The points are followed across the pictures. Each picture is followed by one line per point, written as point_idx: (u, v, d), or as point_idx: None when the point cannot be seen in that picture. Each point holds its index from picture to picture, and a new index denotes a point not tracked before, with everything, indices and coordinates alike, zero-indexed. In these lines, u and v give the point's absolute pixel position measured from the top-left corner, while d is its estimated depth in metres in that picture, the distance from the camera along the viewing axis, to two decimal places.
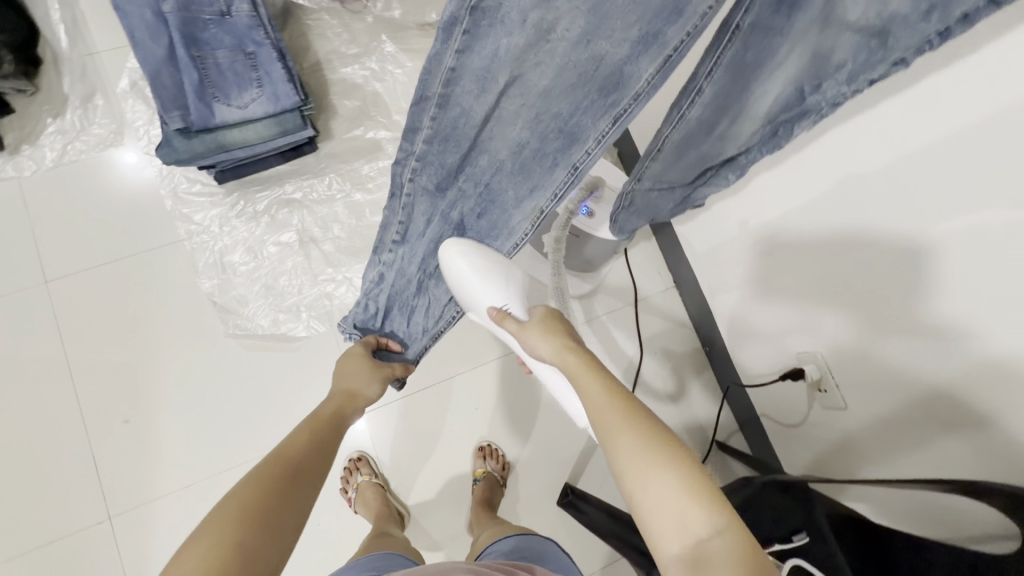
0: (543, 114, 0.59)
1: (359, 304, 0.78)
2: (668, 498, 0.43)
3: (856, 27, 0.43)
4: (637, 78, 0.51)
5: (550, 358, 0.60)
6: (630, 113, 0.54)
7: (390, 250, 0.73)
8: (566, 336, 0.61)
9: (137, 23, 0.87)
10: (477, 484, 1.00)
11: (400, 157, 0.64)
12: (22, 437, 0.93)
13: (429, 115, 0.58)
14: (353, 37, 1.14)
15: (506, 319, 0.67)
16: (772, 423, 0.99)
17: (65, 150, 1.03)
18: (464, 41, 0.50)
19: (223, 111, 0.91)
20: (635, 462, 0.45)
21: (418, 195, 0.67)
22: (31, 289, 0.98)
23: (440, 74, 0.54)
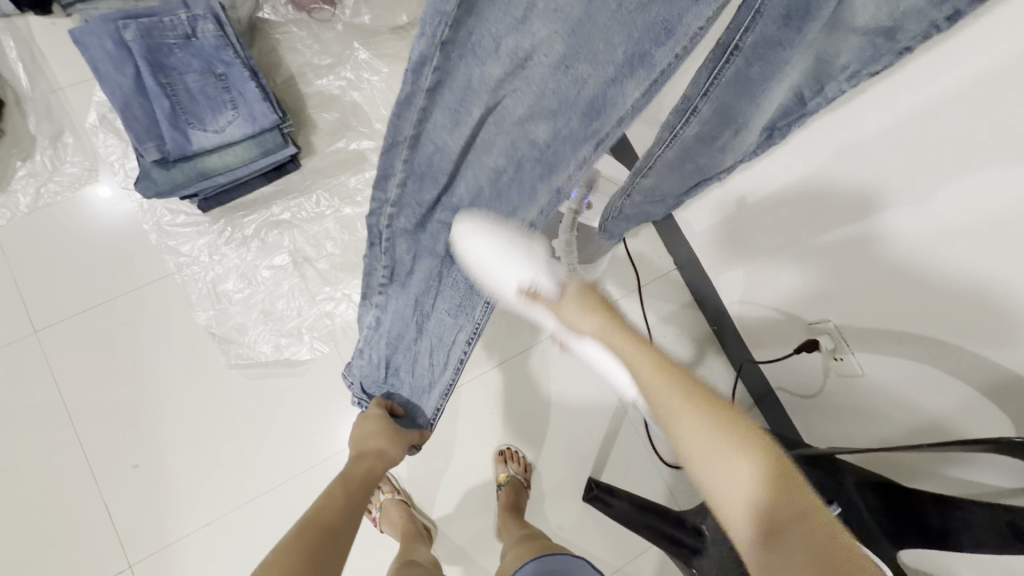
0: (519, 141, 0.55)
1: (364, 359, 0.76)
2: (738, 477, 0.44)
3: (865, 30, 0.43)
4: (619, 104, 0.50)
5: (595, 335, 0.60)
6: (612, 138, 0.53)
7: (379, 294, 0.68)
8: (607, 312, 0.60)
9: (99, 54, 0.83)
10: (502, 490, 0.99)
11: (373, 207, 0.57)
12: (30, 492, 0.90)
13: (401, 158, 0.52)
14: (324, 48, 1.12)
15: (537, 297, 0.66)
16: (790, 396, 0.98)
17: (39, 193, 0.99)
18: (435, 79, 0.45)
19: (199, 137, 0.88)
20: (701, 448, 0.46)
21: (400, 238, 0.61)
22: (20, 341, 0.94)
23: (418, 102, 0.46)
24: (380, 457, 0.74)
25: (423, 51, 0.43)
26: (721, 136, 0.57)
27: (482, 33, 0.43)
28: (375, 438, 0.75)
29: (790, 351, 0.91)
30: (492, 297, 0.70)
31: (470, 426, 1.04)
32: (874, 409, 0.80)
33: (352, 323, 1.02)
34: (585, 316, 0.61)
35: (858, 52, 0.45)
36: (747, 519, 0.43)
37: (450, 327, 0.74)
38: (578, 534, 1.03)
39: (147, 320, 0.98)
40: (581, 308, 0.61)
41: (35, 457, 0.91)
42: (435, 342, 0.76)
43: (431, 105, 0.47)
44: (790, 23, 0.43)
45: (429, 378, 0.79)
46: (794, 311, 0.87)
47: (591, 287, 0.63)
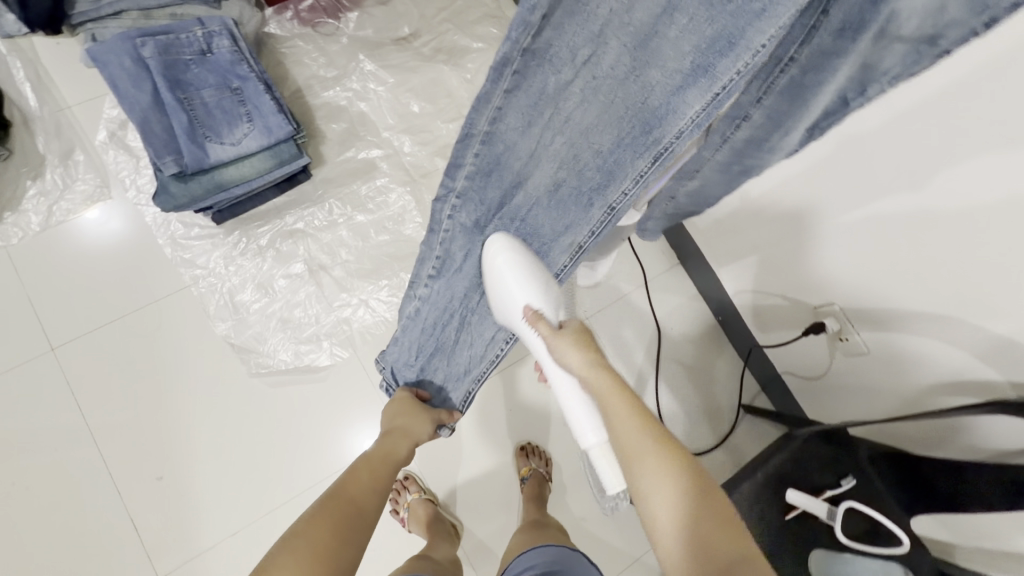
0: (583, 150, 0.57)
1: (402, 346, 0.78)
2: (691, 530, 0.48)
3: (909, 39, 0.40)
4: (681, 116, 0.50)
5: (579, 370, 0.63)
6: (670, 152, 0.54)
7: (425, 285, 0.69)
8: (597, 350, 0.64)
9: (118, 72, 0.85)
10: (525, 482, 1.01)
11: (440, 192, 0.60)
12: (52, 511, 0.89)
13: (472, 151, 0.56)
14: (330, 60, 1.14)
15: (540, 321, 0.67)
16: (796, 378, 1.03)
17: (50, 212, 0.99)
18: (513, 81, 0.50)
19: (217, 150, 0.89)
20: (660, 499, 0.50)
21: (457, 232, 0.64)
22: (38, 359, 0.94)
23: (495, 101, 0.51)
24: (405, 435, 0.76)
25: (505, 53, 0.47)
26: (770, 138, 0.53)
27: (561, 44, 0.48)
28: (400, 418, 0.76)
29: (798, 334, 0.95)
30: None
31: (489, 425, 1.06)
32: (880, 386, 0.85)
33: (370, 328, 1.04)
34: (579, 340, 0.65)
35: (901, 58, 0.42)
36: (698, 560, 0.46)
37: (491, 324, 0.76)
38: (598, 526, 1.05)
39: (165, 334, 0.99)
40: (579, 348, 0.64)
41: (56, 477, 0.90)
42: (474, 338, 0.77)
43: (504, 108, 0.52)
44: (845, 33, 0.42)
45: (462, 369, 0.81)
46: (800, 295, 0.91)
47: (588, 327, 0.67)
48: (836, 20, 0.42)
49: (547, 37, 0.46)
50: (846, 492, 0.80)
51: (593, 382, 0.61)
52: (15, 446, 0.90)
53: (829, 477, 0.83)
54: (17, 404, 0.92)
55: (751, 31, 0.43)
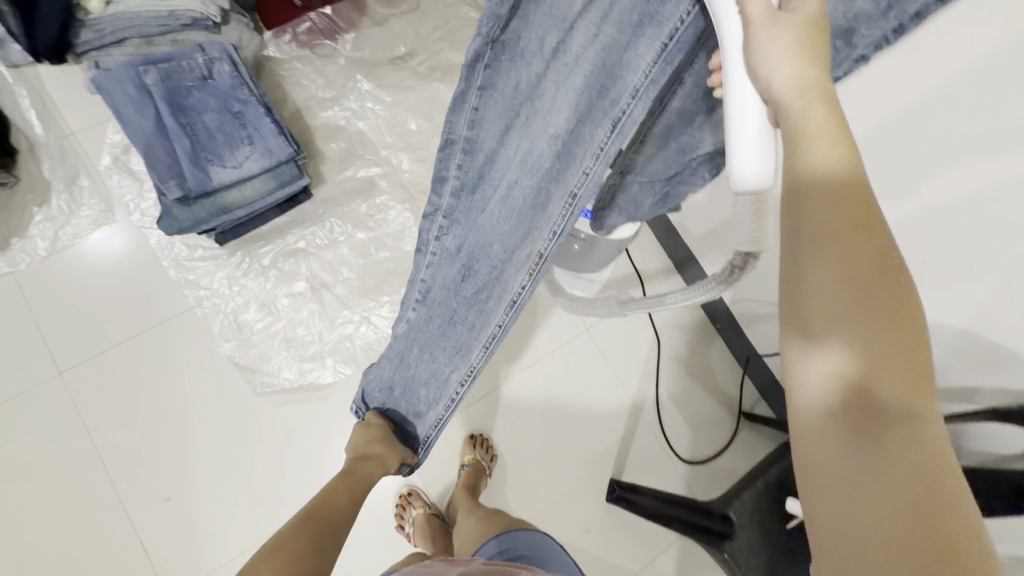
0: (539, 137, 0.47)
1: (377, 372, 0.75)
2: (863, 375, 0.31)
3: (822, 29, 0.40)
4: (634, 70, 0.41)
5: (779, 81, 0.36)
6: (632, 116, 0.43)
7: (412, 310, 0.64)
8: (817, 66, 0.36)
9: (121, 99, 0.86)
10: (465, 470, 1.01)
11: (428, 213, 0.54)
12: (62, 534, 0.90)
13: (455, 165, 0.49)
14: (327, 81, 1.16)
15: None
16: None
17: (56, 237, 1.01)
18: (486, 77, 0.42)
19: (219, 173, 0.91)
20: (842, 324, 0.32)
21: (443, 259, 0.57)
22: (45, 383, 0.95)
23: (472, 100, 0.44)
24: (377, 462, 0.78)
25: (475, 49, 0.40)
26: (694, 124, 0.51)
27: (530, 34, 0.41)
28: (374, 444, 0.78)
29: None
30: (488, 337, 0.66)
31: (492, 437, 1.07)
32: None
33: (373, 344, 1.05)
34: (802, 39, 0.35)
35: (824, 57, 0.42)
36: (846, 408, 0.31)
37: (445, 365, 0.71)
38: (603, 537, 1.05)
39: (171, 355, 1.00)
40: (798, 44, 0.35)
41: (65, 499, 0.91)
42: (429, 377, 0.73)
43: (482, 108, 0.44)
44: None
45: (421, 407, 0.79)
46: None
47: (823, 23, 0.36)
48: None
49: (516, 30, 0.40)
50: None
51: (786, 103, 0.36)
52: (24, 469, 0.91)
53: None
54: (26, 427, 0.93)
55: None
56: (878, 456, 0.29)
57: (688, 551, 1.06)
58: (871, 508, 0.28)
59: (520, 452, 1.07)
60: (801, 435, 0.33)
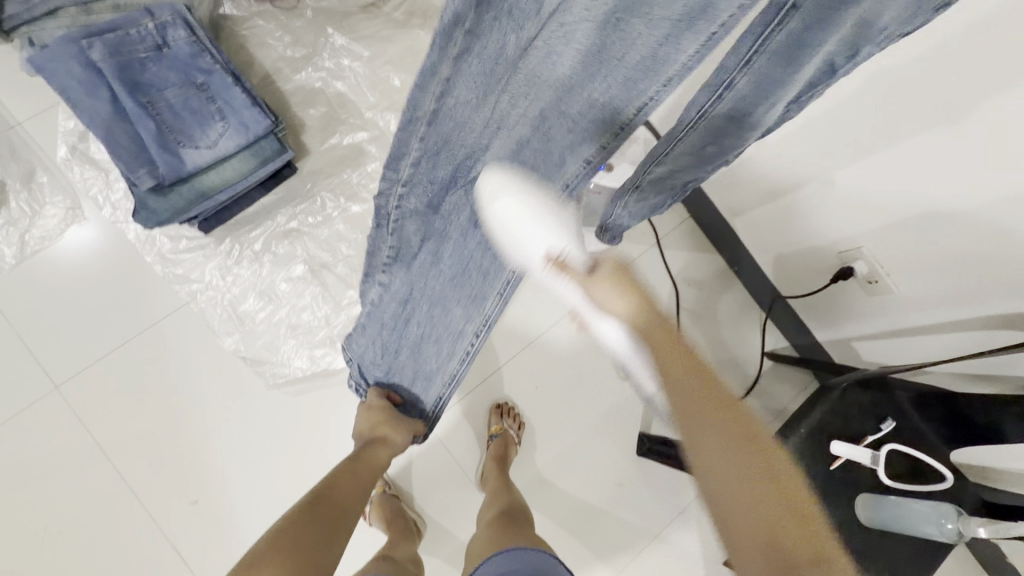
0: (545, 115, 0.53)
1: (366, 334, 0.72)
2: (755, 515, 0.47)
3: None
4: (667, 63, 0.48)
5: (624, 317, 0.56)
6: (653, 102, 0.52)
7: (383, 271, 0.64)
8: (639, 292, 0.56)
9: (67, 81, 0.76)
10: (494, 441, 0.98)
11: (383, 186, 0.53)
12: (89, 549, 0.87)
13: (417, 138, 0.48)
14: (295, 38, 1.04)
15: (568, 268, 0.55)
16: (819, 321, 1.03)
17: (23, 242, 0.92)
18: (465, 43, 0.41)
19: (193, 156, 0.82)
20: (715, 487, 0.49)
21: (415, 215, 0.57)
22: (41, 399, 0.89)
23: (441, 69, 0.43)
24: (383, 444, 0.74)
25: (457, 11, 0.38)
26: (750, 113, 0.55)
27: None
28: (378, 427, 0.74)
29: (825, 282, 0.93)
30: (502, 285, 0.69)
31: (517, 405, 1.04)
32: (915, 327, 0.84)
33: None
34: (620, 283, 0.56)
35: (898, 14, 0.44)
36: (756, 537, 0.46)
37: (458, 317, 0.72)
38: (636, 490, 1.05)
39: (173, 355, 0.94)
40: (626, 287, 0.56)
41: (86, 514, 0.88)
42: (440, 334, 0.73)
43: (455, 77, 0.43)
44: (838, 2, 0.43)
45: (430, 366, 0.77)
46: (823, 240, 0.89)
47: (624, 260, 0.57)
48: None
49: None
50: (887, 435, 0.79)
51: (637, 321, 0.55)
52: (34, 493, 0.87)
53: (868, 422, 0.81)
54: (30, 448, 0.88)
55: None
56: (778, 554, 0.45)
57: None
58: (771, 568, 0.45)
59: (547, 416, 1.05)
60: (738, 561, 0.47)
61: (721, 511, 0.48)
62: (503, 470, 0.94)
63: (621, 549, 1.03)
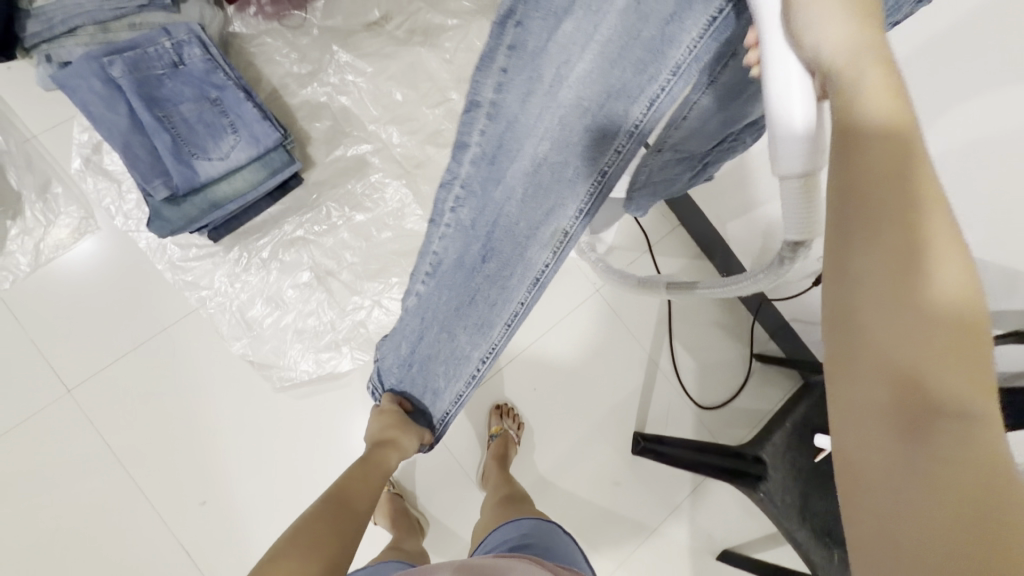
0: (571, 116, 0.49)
1: (394, 343, 0.70)
2: (915, 327, 0.26)
3: None
4: (679, 45, 0.44)
5: (823, 56, 0.32)
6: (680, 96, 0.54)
7: (422, 283, 0.61)
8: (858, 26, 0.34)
9: (88, 96, 0.80)
10: (494, 440, 1.02)
11: (444, 181, 0.53)
12: (101, 548, 0.90)
13: (477, 129, 0.49)
14: (301, 54, 1.09)
15: (761, 29, 0.39)
16: (804, 324, 1.07)
17: (38, 250, 0.95)
18: (515, 35, 0.44)
19: (206, 167, 0.86)
20: (870, 256, 0.28)
21: (457, 231, 0.56)
22: (54, 403, 0.92)
23: (499, 61, 0.45)
24: (393, 448, 0.74)
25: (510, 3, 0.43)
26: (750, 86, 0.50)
27: None
28: (389, 430, 0.74)
29: (807, 285, 0.98)
30: (510, 315, 0.66)
31: (516, 406, 1.08)
32: None
33: (387, 327, 1.03)
34: (861, 3, 0.32)
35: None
36: (886, 383, 0.26)
37: (465, 344, 0.69)
38: (632, 489, 1.09)
39: (183, 359, 0.97)
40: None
41: (98, 514, 0.90)
42: (451, 356, 0.70)
43: (510, 70, 0.46)
44: None
45: (438, 384, 0.74)
46: None
47: None
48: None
49: None
50: None
51: (841, 47, 0.32)
52: (50, 493, 0.90)
53: None
54: (42, 450, 0.90)
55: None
56: (928, 444, 0.24)
57: (713, 492, 1.11)
58: (924, 526, 0.23)
59: (545, 417, 1.09)
60: (839, 419, 0.27)
61: (856, 318, 0.27)
62: (503, 468, 0.98)
63: (619, 545, 1.07)
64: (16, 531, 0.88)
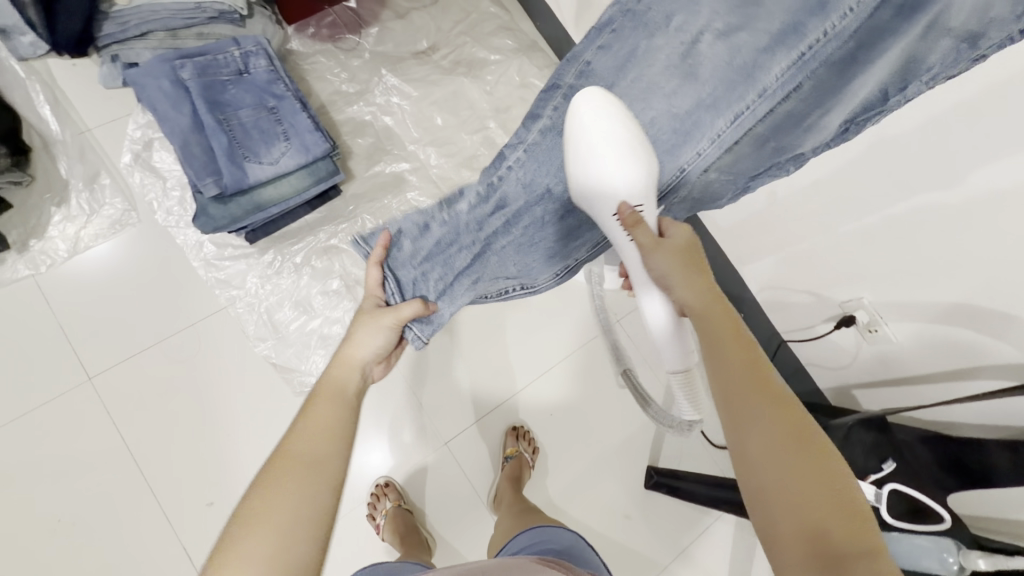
0: (661, 114, 0.59)
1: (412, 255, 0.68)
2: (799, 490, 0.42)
3: (958, 31, 0.45)
4: (769, 71, 0.53)
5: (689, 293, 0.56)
6: (753, 111, 0.54)
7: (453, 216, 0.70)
8: (705, 276, 0.58)
9: (157, 95, 0.85)
10: (509, 462, 1.01)
11: (512, 140, 0.67)
12: (101, 543, 0.87)
13: (553, 104, 0.65)
14: (351, 75, 1.15)
15: (638, 225, 0.59)
16: (821, 368, 1.09)
17: (77, 237, 0.97)
18: (608, 39, 0.60)
19: (255, 170, 0.88)
20: (762, 441, 0.45)
21: (512, 181, 0.67)
22: (74, 389, 0.92)
23: (586, 56, 0.62)
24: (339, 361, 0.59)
25: (610, 15, 0.59)
26: (810, 117, 0.55)
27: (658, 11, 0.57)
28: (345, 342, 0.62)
29: (827, 329, 1.00)
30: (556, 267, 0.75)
31: (532, 429, 1.08)
32: (911, 376, 0.91)
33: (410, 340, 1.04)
34: (681, 250, 0.59)
35: (945, 54, 0.46)
36: (806, 541, 0.40)
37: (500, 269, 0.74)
38: (642, 524, 1.08)
39: (205, 357, 0.98)
40: (681, 267, 0.58)
41: (103, 507, 0.89)
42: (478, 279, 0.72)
43: (593, 63, 0.62)
44: (903, 13, 0.46)
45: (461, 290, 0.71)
46: (826, 291, 0.96)
47: (696, 244, 0.60)
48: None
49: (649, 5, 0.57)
50: (888, 475, 0.83)
51: (697, 306, 0.56)
52: (54, 483, 0.88)
53: (870, 461, 0.85)
54: (56, 436, 0.90)
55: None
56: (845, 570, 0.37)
57: (722, 534, 1.10)
58: None
59: (558, 443, 1.08)
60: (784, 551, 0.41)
61: (767, 493, 0.44)
62: (517, 492, 0.97)
63: None
64: (15, 521, 0.86)
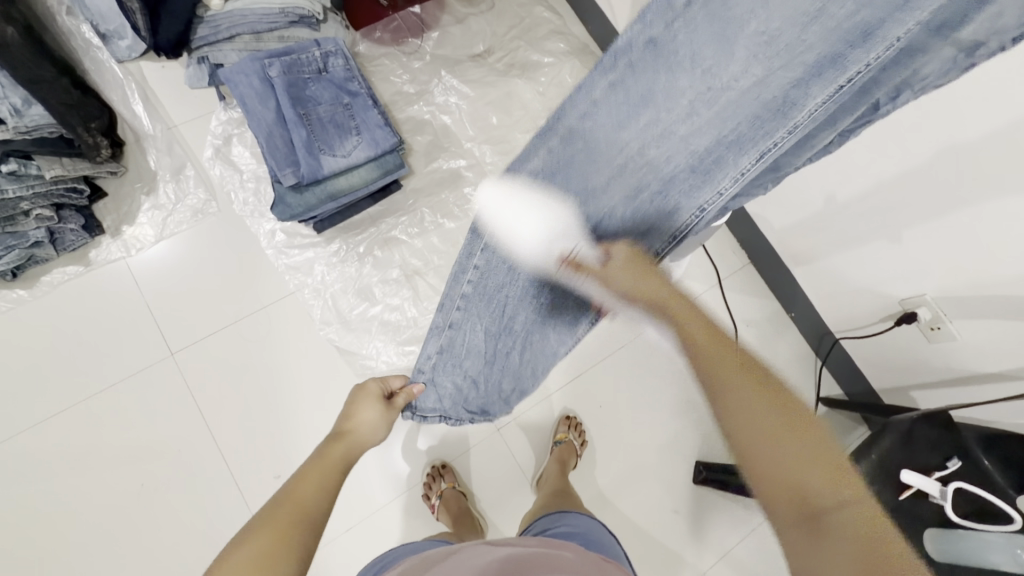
0: (678, 155, 0.58)
1: (448, 380, 0.74)
2: None
3: (961, 43, 0.45)
4: (801, 108, 0.52)
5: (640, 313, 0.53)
6: (779, 147, 0.54)
7: (458, 315, 0.70)
8: None
9: (247, 90, 0.92)
10: (558, 446, 1.04)
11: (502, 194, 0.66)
12: (180, 507, 0.94)
13: (548, 147, 0.61)
14: (413, 76, 1.21)
15: None
16: (877, 368, 1.08)
17: (164, 224, 1.05)
18: (623, 65, 0.55)
19: (329, 162, 0.94)
20: None
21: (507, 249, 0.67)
22: (158, 364, 0.99)
23: (596, 91, 0.57)
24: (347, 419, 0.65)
25: (630, 34, 0.53)
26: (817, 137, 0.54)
27: (682, 40, 0.53)
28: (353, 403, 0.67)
29: (886, 325, 0.99)
30: None
31: (582, 420, 1.10)
32: (973, 373, 0.90)
33: None
34: None
35: (941, 64, 0.46)
36: None
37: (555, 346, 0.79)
38: (692, 520, 1.08)
39: (275, 338, 1.04)
40: None
41: (183, 474, 0.96)
42: (535, 367, 0.78)
43: (600, 102, 0.57)
44: (940, 32, 0.45)
45: (522, 379, 0.80)
46: (886, 289, 0.95)
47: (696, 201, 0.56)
48: (940, 18, 0.44)
49: (671, 32, 0.53)
50: (954, 473, 0.81)
51: None
52: (140, 449, 0.95)
53: (934, 458, 0.84)
54: (142, 407, 0.97)
55: (890, 20, 0.45)
56: None
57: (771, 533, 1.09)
58: None
59: (607, 435, 1.10)
60: None
61: None
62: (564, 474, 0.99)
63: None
64: (104, 482, 0.93)
